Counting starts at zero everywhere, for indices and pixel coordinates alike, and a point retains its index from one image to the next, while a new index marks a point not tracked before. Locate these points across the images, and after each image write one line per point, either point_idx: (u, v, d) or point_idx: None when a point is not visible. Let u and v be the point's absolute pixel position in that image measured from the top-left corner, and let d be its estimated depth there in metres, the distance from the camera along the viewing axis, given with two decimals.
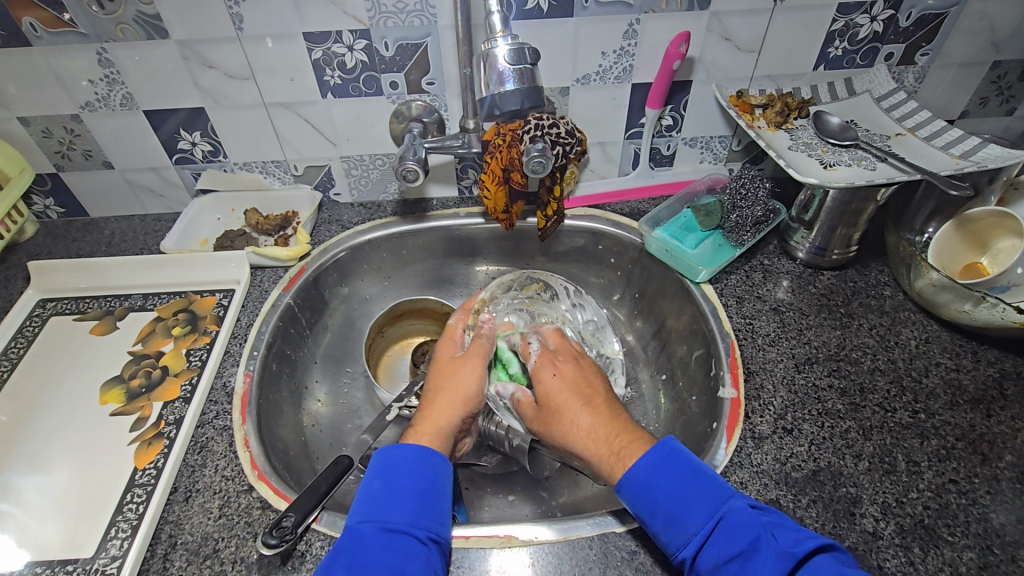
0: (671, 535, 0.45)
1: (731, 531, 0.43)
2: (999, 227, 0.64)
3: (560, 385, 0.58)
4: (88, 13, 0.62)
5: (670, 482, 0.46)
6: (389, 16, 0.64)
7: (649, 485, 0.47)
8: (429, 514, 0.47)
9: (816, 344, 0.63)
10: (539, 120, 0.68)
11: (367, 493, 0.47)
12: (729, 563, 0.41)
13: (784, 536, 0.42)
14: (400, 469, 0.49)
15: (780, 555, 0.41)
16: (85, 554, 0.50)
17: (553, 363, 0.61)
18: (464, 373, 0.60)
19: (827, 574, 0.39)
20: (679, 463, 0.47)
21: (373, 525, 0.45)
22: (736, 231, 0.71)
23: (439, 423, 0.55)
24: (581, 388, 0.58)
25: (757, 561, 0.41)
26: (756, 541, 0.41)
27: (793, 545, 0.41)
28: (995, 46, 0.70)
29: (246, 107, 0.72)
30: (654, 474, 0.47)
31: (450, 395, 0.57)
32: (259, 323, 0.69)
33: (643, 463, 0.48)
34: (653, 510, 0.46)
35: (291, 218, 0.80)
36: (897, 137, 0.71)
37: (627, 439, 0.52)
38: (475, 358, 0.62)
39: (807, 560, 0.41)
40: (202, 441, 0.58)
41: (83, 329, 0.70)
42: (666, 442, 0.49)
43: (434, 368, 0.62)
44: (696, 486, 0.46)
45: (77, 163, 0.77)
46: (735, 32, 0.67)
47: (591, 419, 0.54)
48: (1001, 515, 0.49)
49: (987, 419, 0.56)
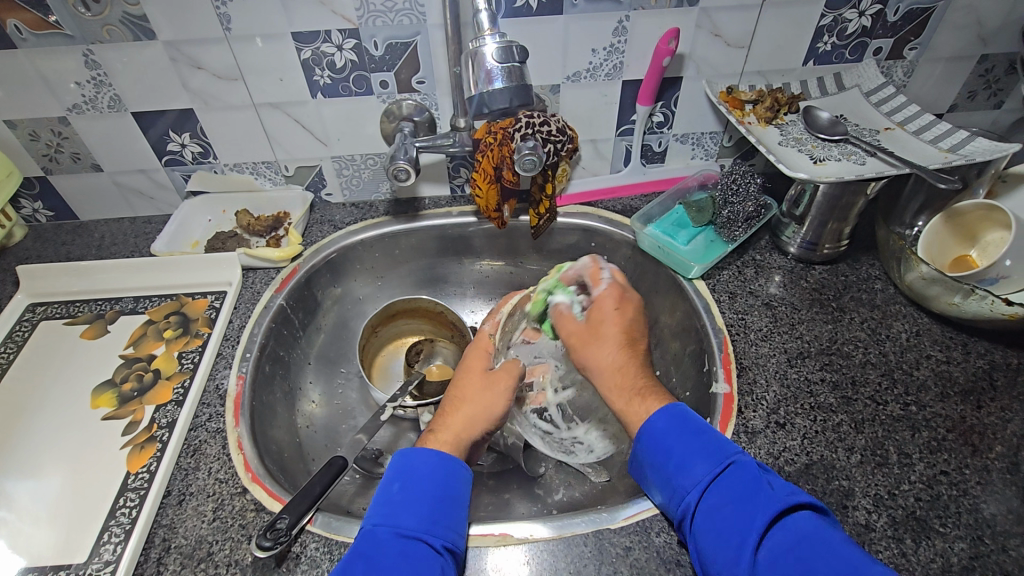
0: (678, 478, 0.46)
1: (733, 480, 0.44)
2: (988, 220, 0.64)
3: (614, 316, 0.56)
4: (74, 15, 0.61)
5: (682, 431, 0.48)
6: (377, 14, 0.64)
7: (663, 431, 0.48)
8: (446, 522, 0.46)
9: (808, 339, 0.64)
10: (530, 118, 0.67)
11: (385, 495, 0.47)
12: (727, 506, 0.43)
13: (782, 488, 0.43)
14: (421, 473, 0.48)
15: (775, 502, 0.41)
16: (78, 559, 0.50)
17: (619, 300, 0.57)
18: (491, 389, 0.56)
19: (817, 523, 0.40)
20: (693, 418, 0.49)
21: (389, 529, 0.45)
22: (728, 227, 0.71)
23: (461, 433, 0.53)
24: (629, 329, 0.56)
25: (753, 505, 0.42)
26: (756, 490, 0.42)
27: (787, 497, 0.42)
28: (982, 40, 0.70)
29: (235, 108, 0.71)
30: (669, 421, 0.48)
31: (474, 408, 0.55)
32: (252, 324, 0.69)
33: (662, 412, 0.49)
34: (665, 454, 0.47)
35: (283, 218, 0.79)
36: (887, 131, 0.71)
37: (649, 387, 0.52)
38: (506, 378, 0.57)
39: (800, 510, 0.41)
40: (195, 444, 0.57)
41: (74, 333, 0.70)
42: (680, 402, 0.51)
43: (462, 370, 0.59)
44: (705, 437, 0.47)
45: (66, 166, 0.77)
46: (724, 28, 0.67)
47: (625, 357, 0.53)
48: (991, 506, 0.49)
49: (978, 411, 0.56)
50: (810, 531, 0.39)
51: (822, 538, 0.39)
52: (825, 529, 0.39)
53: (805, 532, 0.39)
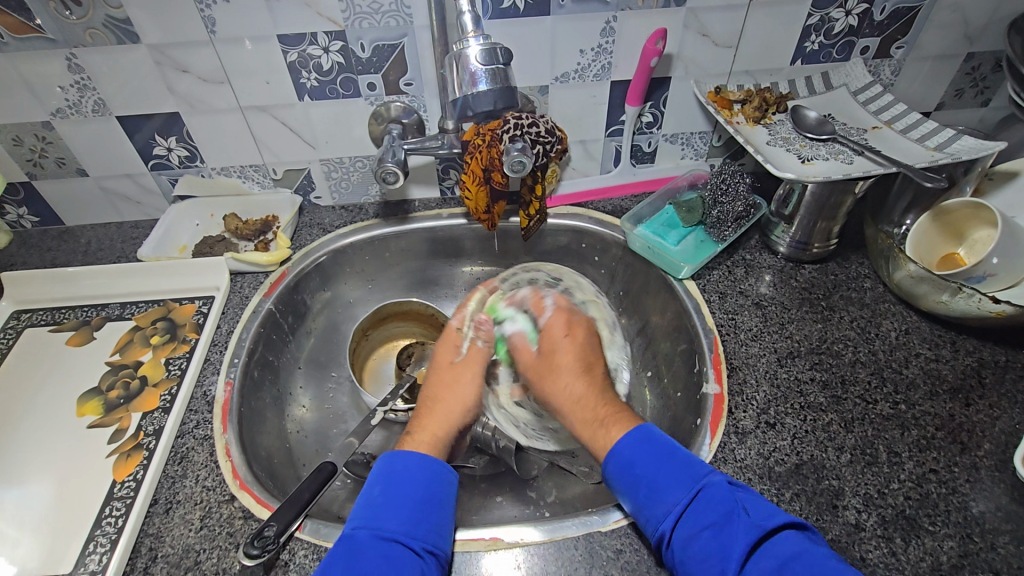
0: (650, 509, 0.45)
1: (708, 504, 0.43)
2: (975, 218, 0.64)
3: (564, 342, 0.56)
4: (55, 18, 0.61)
5: (651, 454, 0.47)
6: (363, 17, 0.63)
7: (629, 459, 0.47)
8: (428, 524, 0.46)
9: (798, 339, 0.64)
10: (519, 119, 0.67)
11: (367, 498, 0.47)
12: (703, 532, 0.42)
13: (757, 511, 0.43)
14: (402, 475, 0.48)
15: (752, 527, 0.41)
16: (62, 570, 0.49)
17: (566, 329, 0.57)
18: (462, 383, 0.57)
19: (797, 544, 0.40)
20: (659, 440, 0.48)
21: (369, 532, 0.44)
22: (718, 227, 0.71)
23: (437, 433, 0.53)
24: (584, 355, 0.55)
25: (730, 532, 0.41)
26: (730, 515, 0.42)
27: (763, 520, 0.42)
28: (968, 38, 0.70)
29: (221, 111, 0.71)
30: (635, 450, 0.48)
31: (450, 405, 0.55)
32: (240, 330, 0.68)
33: (627, 440, 0.48)
34: (632, 484, 0.47)
35: (272, 222, 0.79)
36: (874, 130, 0.71)
37: (613, 413, 0.51)
38: (474, 366, 0.58)
39: (778, 533, 0.41)
40: (182, 452, 0.57)
41: (60, 340, 0.69)
42: (646, 424, 0.50)
43: (434, 369, 0.59)
44: (674, 461, 0.47)
45: (50, 172, 0.76)
46: (712, 28, 0.67)
47: (583, 387, 0.53)
48: (981, 503, 0.50)
49: (966, 408, 0.56)
50: (796, 552, 0.39)
51: (804, 558, 0.39)
52: (808, 550, 0.39)
53: (785, 554, 0.39)
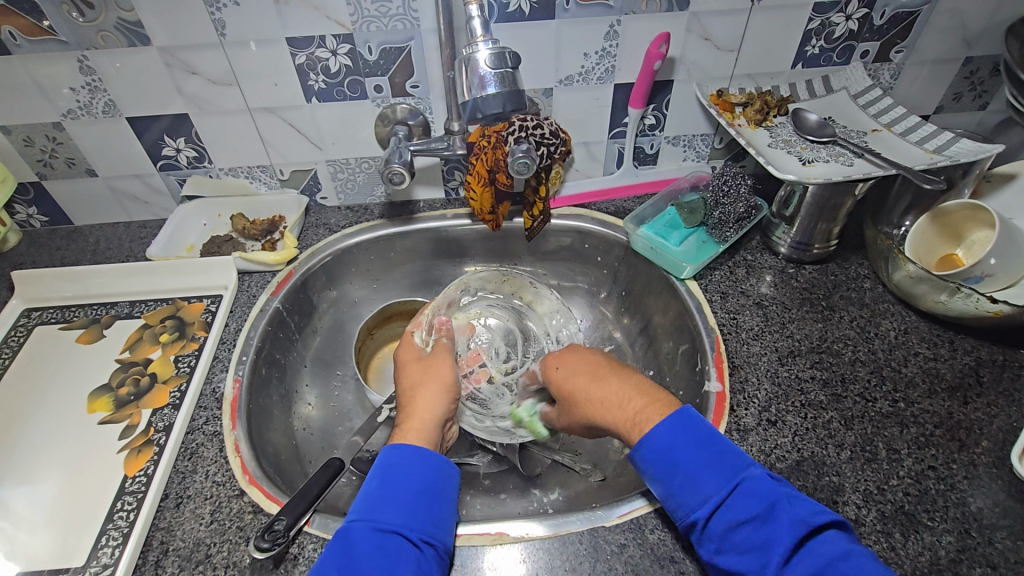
0: (686, 496, 0.45)
1: (748, 497, 0.43)
2: (973, 220, 0.65)
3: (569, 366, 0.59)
4: (68, 20, 0.62)
5: (693, 446, 0.47)
6: (371, 20, 0.64)
7: (669, 449, 0.47)
8: (425, 516, 0.47)
9: (798, 338, 0.65)
10: (524, 121, 0.68)
11: (366, 491, 0.48)
12: (744, 526, 0.42)
13: (801, 505, 0.43)
14: (399, 468, 0.49)
15: (795, 524, 0.41)
16: (76, 563, 0.50)
17: (556, 360, 0.61)
18: (435, 369, 0.60)
19: (837, 542, 0.40)
20: (701, 427, 0.48)
21: (367, 524, 0.45)
22: (719, 227, 0.72)
23: (425, 416, 0.55)
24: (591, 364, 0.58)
25: (773, 527, 0.41)
26: (773, 509, 0.42)
27: (808, 516, 0.42)
28: (967, 43, 0.71)
29: (230, 113, 0.72)
30: (674, 438, 0.47)
31: (429, 391, 0.57)
32: (248, 328, 0.69)
33: (663, 427, 0.48)
34: (671, 471, 0.46)
35: (278, 222, 0.80)
36: (874, 133, 0.72)
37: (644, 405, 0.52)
38: (443, 352, 0.62)
39: (820, 531, 0.41)
40: (192, 447, 0.58)
41: (69, 338, 0.70)
42: (686, 408, 0.50)
43: (403, 366, 0.61)
44: (715, 450, 0.46)
45: (60, 172, 0.77)
46: (714, 32, 0.68)
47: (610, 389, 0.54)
48: (979, 500, 0.50)
49: (964, 406, 0.57)
50: (840, 553, 0.40)
51: (846, 559, 0.39)
52: (849, 550, 0.40)
53: (829, 552, 0.40)
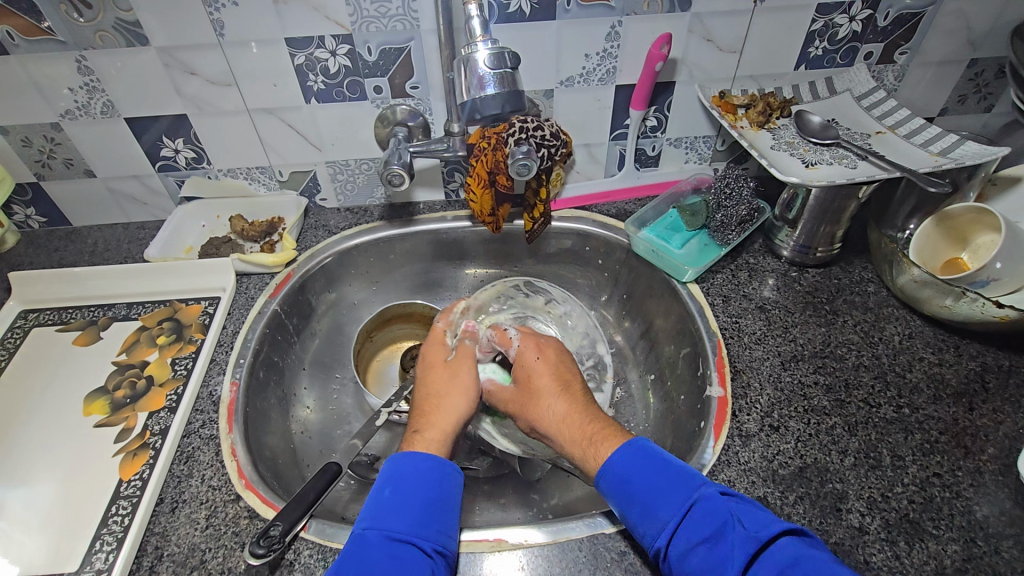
0: (645, 525, 0.45)
1: (702, 518, 0.43)
2: (978, 223, 0.64)
3: (539, 366, 0.58)
4: (66, 20, 0.61)
5: (645, 474, 0.47)
6: (370, 20, 0.64)
7: (623, 477, 0.47)
8: (437, 526, 0.46)
9: (801, 342, 0.64)
10: (524, 123, 0.67)
11: (376, 499, 0.47)
12: (700, 548, 0.42)
13: (752, 522, 0.42)
14: (411, 477, 0.48)
15: (748, 540, 0.41)
16: (69, 568, 0.49)
17: (536, 348, 0.60)
18: (461, 379, 0.58)
19: (789, 552, 0.39)
20: (652, 454, 0.48)
21: (379, 533, 0.44)
22: (721, 231, 0.71)
23: (445, 426, 0.54)
24: (559, 372, 0.58)
25: (725, 546, 0.41)
26: (723, 527, 0.42)
27: (759, 531, 0.41)
28: (972, 44, 0.71)
29: (228, 113, 0.71)
30: (626, 466, 0.48)
31: (451, 402, 0.56)
32: (246, 330, 0.68)
33: (617, 457, 0.48)
34: (628, 501, 0.46)
35: (278, 224, 0.79)
36: (878, 135, 0.71)
37: (601, 427, 0.52)
38: (468, 362, 0.60)
39: (774, 543, 0.40)
40: (188, 451, 0.57)
41: (66, 340, 0.70)
42: (639, 438, 0.50)
43: (427, 368, 0.60)
44: (666, 475, 0.46)
45: (58, 172, 0.76)
46: (716, 33, 0.68)
47: (566, 404, 0.54)
48: (984, 508, 0.50)
49: (970, 413, 0.56)
50: (794, 562, 0.38)
51: (798, 569, 0.38)
52: (797, 558, 0.39)
53: (782, 565, 0.39)
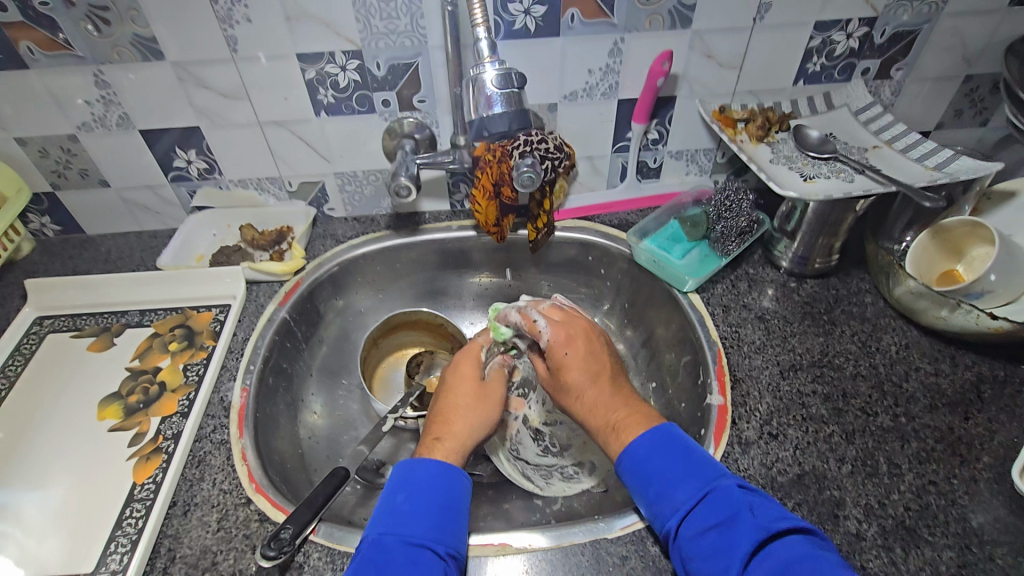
0: (660, 505, 0.47)
1: (716, 504, 0.45)
2: (973, 236, 0.66)
3: (571, 358, 0.58)
4: (85, 36, 0.64)
5: (666, 458, 0.49)
6: (379, 37, 0.66)
7: (645, 458, 0.50)
8: (450, 530, 0.48)
9: (800, 351, 0.65)
10: (529, 137, 0.69)
11: (390, 505, 0.48)
12: (711, 531, 0.44)
13: (764, 513, 0.44)
14: (425, 483, 0.49)
15: (757, 529, 0.43)
16: (85, 569, 0.51)
17: (566, 341, 0.59)
18: (488, 400, 0.59)
19: (800, 548, 0.41)
20: (677, 442, 0.50)
21: (396, 538, 0.45)
22: (721, 241, 0.73)
23: (464, 440, 0.55)
24: (591, 364, 0.58)
25: (736, 531, 0.43)
26: (739, 515, 0.44)
27: (771, 523, 0.43)
28: (967, 61, 0.72)
29: (240, 126, 0.73)
30: (652, 450, 0.50)
31: (474, 418, 0.57)
32: (255, 337, 0.70)
33: (643, 439, 0.51)
34: (646, 482, 0.49)
35: (286, 232, 0.81)
36: (875, 149, 0.73)
37: (630, 415, 0.54)
38: (498, 385, 0.61)
39: (782, 536, 0.42)
40: (200, 455, 0.59)
41: (80, 346, 0.71)
42: (667, 424, 0.52)
43: (461, 377, 0.60)
44: (688, 462, 0.48)
45: (74, 182, 0.78)
46: (717, 50, 0.69)
47: (595, 394, 0.56)
48: (979, 515, 0.51)
49: (965, 422, 0.57)
50: (798, 556, 0.40)
51: (801, 563, 0.40)
52: (807, 554, 0.40)
53: (786, 556, 0.41)
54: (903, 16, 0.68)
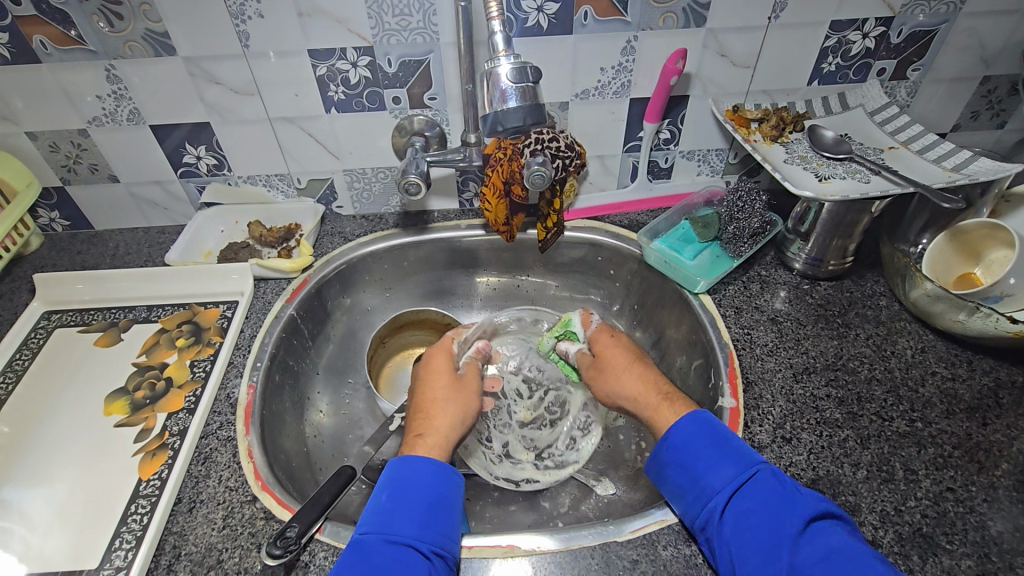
0: (705, 481, 0.47)
1: (764, 483, 0.46)
2: (992, 239, 0.65)
3: (613, 347, 0.65)
4: (96, 30, 0.63)
5: (714, 437, 0.50)
6: (391, 33, 0.65)
7: (691, 437, 0.50)
8: (436, 528, 0.46)
9: (814, 354, 0.64)
10: (540, 134, 0.70)
11: (374, 505, 0.48)
12: (762, 508, 0.44)
13: (812, 496, 0.45)
14: (411, 481, 0.49)
15: (807, 506, 0.44)
16: (90, 565, 0.50)
17: (608, 336, 0.67)
18: (464, 393, 0.59)
19: (847, 531, 0.43)
20: (722, 425, 0.51)
21: (378, 537, 0.45)
22: (733, 242, 0.72)
23: (445, 436, 0.54)
24: (630, 352, 0.64)
25: (787, 509, 0.44)
26: (788, 496, 0.44)
27: (818, 503, 0.44)
28: (985, 61, 0.71)
29: (250, 122, 0.73)
30: (698, 429, 0.51)
31: (450, 411, 0.57)
32: (263, 334, 0.70)
33: (689, 418, 0.52)
34: (693, 459, 0.49)
35: (295, 230, 0.80)
36: (891, 151, 0.72)
37: (669, 397, 0.57)
38: (473, 381, 0.62)
39: (828, 518, 0.44)
40: (206, 452, 0.58)
41: (88, 340, 0.71)
42: (707, 409, 0.53)
43: (437, 372, 0.61)
44: (734, 444, 0.49)
45: (84, 177, 0.78)
46: (730, 49, 0.69)
47: (641, 377, 0.60)
48: (999, 523, 0.50)
49: (983, 428, 0.56)
50: (850, 536, 0.42)
51: (855, 542, 0.41)
52: (855, 540, 0.41)
53: (839, 534, 0.42)
54: (919, 16, 0.67)
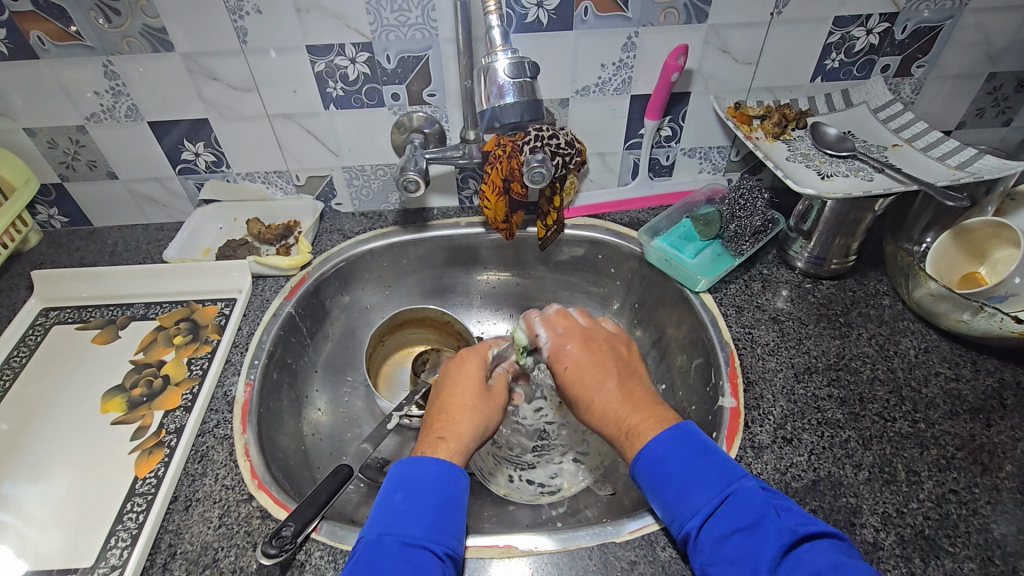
0: (678, 507, 0.46)
1: (738, 506, 0.44)
2: (996, 237, 0.64)
3: (573, 362, 0.56)
4: (94, 26, 0.63)
5: (687, 457, 0.47)
6: (390, 29, 0.65)
7: (663, 459, 0.48)
8: (448, 528, 0.46)
9: (815, 354, 0.63)
10: (539, 131, 0.69)
11: (388, 505, 0.47)
12: (735, 535, 0.43)
13: (790, 516, 0.43)
14: (423, 480, 0.48)
15: (783, 532, 0.42)
16: (84, 563, 0.50)
17: (567, 344, 0.58)
18: (490, 402, 0.57)
19: (830, 553, 0.40)
20: (696, 441, 0.48)
21: (394, 538, 0.44)
22: (735, 241, 0.71)
23: (465, 443, 0.52)
24: (597, 365, 0.55)
25: (762, 536, 0.42)
26: (762, 521, 0.42)
27: (797, 526, 0.42)
28: (991, 58, 0.70)
29: (248, 118, 0.73)
30: (670, 449, 0.48)
31: (472, 420, 0.54)
32: (261, 332, 0.69)
33: (660, 440, 0.48)
34: (664, 482, 0.47)
35: (293, 227, 0.80)
36: (895, 148, 0.71)
37: (642, 416, 0.51)
38: (499, 392, 0.59)
39: (809, 540, 0.42)
40: (203, 450, 0.58)
41: (86, 337, 0.71)
42: (684, 423, 0.50)
43: (465, 377, 0.58)
44: (707, 463, 0.47)
45: (82, 174, 0.78)
46: (732, 45, 0.68)
47: (607, 396, 0.53)
48: (1002, 526, 0.49)
49: (987, 429, 0.56)
50: (831, 563, 0.39)
51: (836, 568, 0.39)
52: (837, 561, 0.39)
53: (819, 562, 0.40)
54: (925, 12, 0.66)
